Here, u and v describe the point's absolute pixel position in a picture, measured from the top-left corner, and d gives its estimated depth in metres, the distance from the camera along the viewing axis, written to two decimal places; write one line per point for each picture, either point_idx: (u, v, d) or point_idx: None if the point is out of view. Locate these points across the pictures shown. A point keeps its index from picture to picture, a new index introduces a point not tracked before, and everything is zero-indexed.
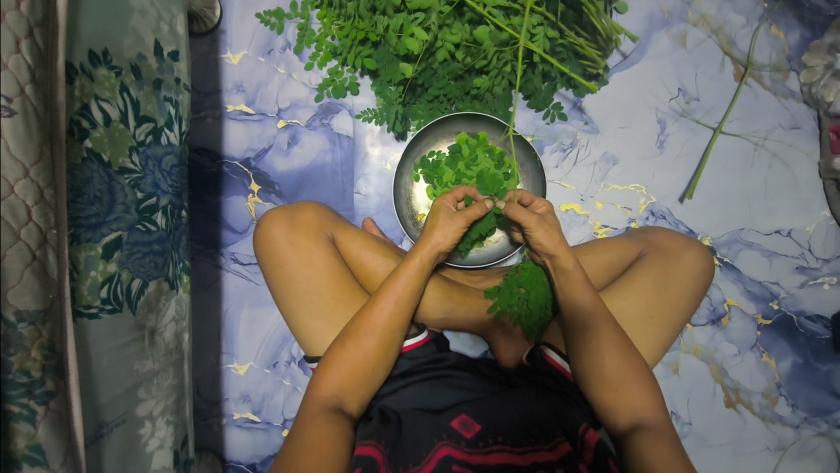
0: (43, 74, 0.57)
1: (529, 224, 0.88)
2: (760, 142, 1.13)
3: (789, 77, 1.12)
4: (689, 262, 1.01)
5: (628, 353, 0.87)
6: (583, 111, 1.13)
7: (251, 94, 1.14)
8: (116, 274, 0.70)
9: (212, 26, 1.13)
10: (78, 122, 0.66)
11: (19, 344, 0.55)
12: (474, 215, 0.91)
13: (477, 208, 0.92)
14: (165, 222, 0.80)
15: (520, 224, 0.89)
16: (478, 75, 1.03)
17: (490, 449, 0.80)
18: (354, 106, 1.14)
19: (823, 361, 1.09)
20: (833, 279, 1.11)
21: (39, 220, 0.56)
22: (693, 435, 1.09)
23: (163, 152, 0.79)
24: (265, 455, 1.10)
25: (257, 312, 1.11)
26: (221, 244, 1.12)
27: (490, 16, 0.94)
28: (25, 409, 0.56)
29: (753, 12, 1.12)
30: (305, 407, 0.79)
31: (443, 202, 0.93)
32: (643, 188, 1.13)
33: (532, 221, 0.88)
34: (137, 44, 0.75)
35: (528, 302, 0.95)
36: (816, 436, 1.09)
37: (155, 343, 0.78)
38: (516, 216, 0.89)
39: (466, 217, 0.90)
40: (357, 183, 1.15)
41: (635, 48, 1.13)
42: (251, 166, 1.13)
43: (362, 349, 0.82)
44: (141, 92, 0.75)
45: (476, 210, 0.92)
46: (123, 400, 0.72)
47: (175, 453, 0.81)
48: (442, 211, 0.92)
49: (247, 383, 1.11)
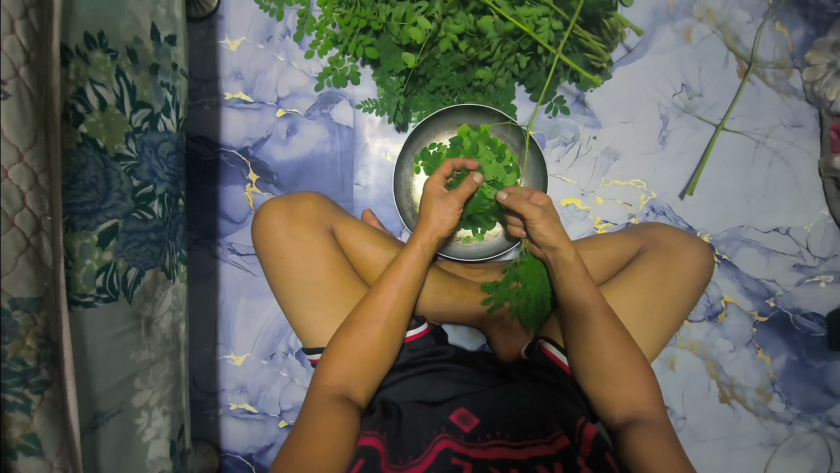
0: (38, 56, 0.55)
1: (532, 217, 0.88)
2: (761, 139, 1.12)
3: (792, 74, 1.12)
4: (690, 258, 1.01)
5: (626, 344, 0.86)
6: (586, 105, 1.13)
7: (250, 82, 1.12)
8: (112, 263, 0.69)
9: (210, 11, 1.10)
10: (73, 106, 0.64)
11: (14, 332, 0.54)
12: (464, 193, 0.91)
13: (468, 186, 0.92)
14: (162, 211, 0.78)
15: (524, 217, 0.90)
16: (481, 66, 1.03)
17: (488, 443, 0.80)
18: (355, 96, 1.12)
19: (817, 358, 1.10)
20: (830, 278, 1.12)
21: (33, 206, 0.55)
22: (688, 430, 1.10)
23: (160, 139, 0.78)
24: (261, 446, 1.09)
25: (254, 303, 1.10)
26: (218, 234, 1.11)
27: (495, 6, 0.93)
28: (20, 399, 0.54)
29: (758, 8, 1.12)
30: (312, 397, 0.78)
31: (433, 183, 0.93)
32: (643, 184, 1.13)
33: (535, 214, 0.88)
34: (134, 27, 0.73)
35: (527, 296, 0.97)
36: (808, 433, 1.10)
37: (151, 333, 0.77)
38: (519, 209, 0.89)
39: (460, 196, 0.91)
40: (356, 174, 1.14)
41: (640, 42, 1.12)
42: (249, 155, 1.11)
43: (367, 337, 0.81)
44: (137, 78, 0.74)
45: (467, 186, 0.92)
46: (119, 389, 0.72)
47: (172, 443, 0.80)
48: (434, 194, 0.92)
49: (244, 374, 1.10)
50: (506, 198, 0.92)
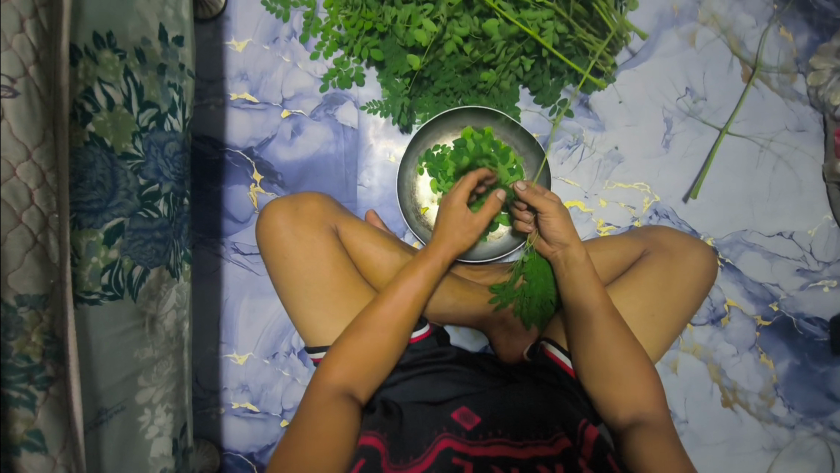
0: (47, 55, 0.56)
1: (547, 211, 0.90)
2: (765, 143, 1.12)
3: (796, 79, 1.12)
4: (693, 262, 1.01)
5: (630, 345, 0.86)
6: (589, 108, 1.13)
7: (255, 82, 1.12)
8: (118, 261, 0.70)
9: (216, 13, 1.11)
10: (81, 105, 0.65)
11: (19, 329, 0.54)
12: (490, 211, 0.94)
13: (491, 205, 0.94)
14: (167, 209, 0.79)
15: (537, 210, 0.91)
16: (485, 69, 1.03)
17: (489, 441, 0.80)
18: (359, 97, 1.13)
19: (820, 363, 1.10)
20: (834, 282, 1.11)
21: (41, 203, 0.56)
22: (690, 434, 1.09)
23: (166, 138, 0.78)
24: (263, 445, 1.10)
25: (257, 302, 1.11)
26: (222, 233, 1.11)
27: (500, 9, 0.95)
28: (25, 394, 0.55)
29: (763, 13, 1.12)
30: (314, 395, 0.78)
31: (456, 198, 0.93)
32: (647, 187, 1.13)
33: (550, 208, 0.90)
34: (142, 27, 0.74)
35: (530, 295, 0.97)
36: (811, 438, 1.09)
37: (155, 331, 0.78)
38: (534, 203, 0.90)
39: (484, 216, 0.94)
40: (360, 175, 1.14)
41: (644, 46, 1.12)
42: (254, 155, 1.12)
43: (374, 340, 0.82)
44: (145, 78, 0.74)
45: (472, 176, 0.94)
46: (123, 387, 0.72)
47: (174, 442, 0.81)
48: (456, 209, 0.93)
49: (246, 373, 1.10)
50: (523, 190, 0.90)
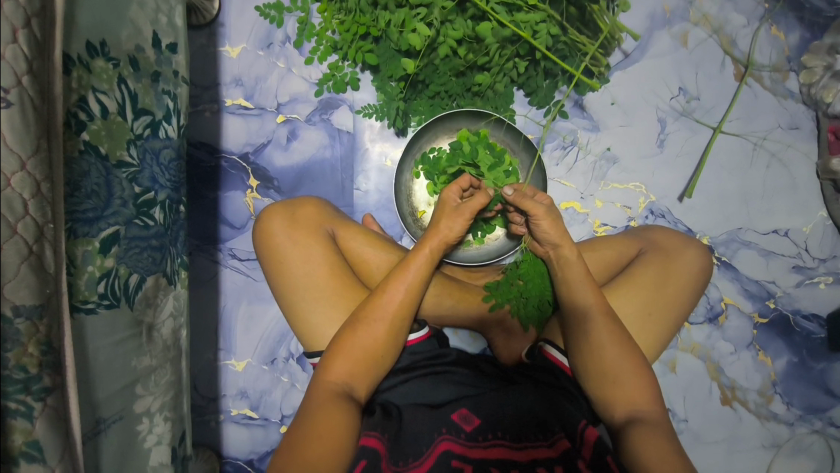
0: (40, 65, 0.56)
1: (536, 213, 0.90)
2: (759, 142, 1.13)
3: (788, 77, 1.13)
4: (689, 260, 1.02)
5: (626, 342, 0.86)
6: (583, 109, 1.13)
7: (250, 88, 1.12)
8: (114, 269, 0.69)
9: (210, 19, 1.11)
10: (75, 114, 0.64)
11: (16, 340, 0.54)
12: (480, 204, 0.91)
13: (480, 197, 0.91)
14: (163, 217, 0.79)
15: (527, 213, 0.91)
16: (479, 71, 1.03)
17: (489, 443, 0.80)
18: (354, 102, 1.13)
19: (818, 360, 1.10)
20: (830, 279, 1.12)
21: (36, 213, 0.55)
22: (689, 432, 1.10)
23: (161, 145, 0.78)
24: (263, 452, 1.09)
25: (255, 308, 1.10)
26: (218, 240, 1.11)
27: (493, 12, 0.95)
28: (22, 406, 0.55)
29: (754, 12, 1.13)
30: (314, 394, 0.79)
31: (448, 193, 0.94)
32: (643, 187, 1.14)
33: (539, 211, 0.89)
34: (136, 35, 0.74)
35: (526, 294, 0.98)
36: (810, 434, 1.10)
37: (153, 340, 0.77)
38: (522, 205, 0.90)
39: (471, 208, 0.91)
40: (356, 179, 1.14)
41: (636, 47, 1.13)
42: (250, 161, 1.12)
43: (371, 336, 0.82)
44: (139, 85, 0.74)
45: (468, 178, 0.96)
46: (121, 396, 0.72)
47: (173, 450, 0.80)
48: (450, 203, 0.93)
49: (245, 379, 1.10)
50: (510, 194, 0.91)
